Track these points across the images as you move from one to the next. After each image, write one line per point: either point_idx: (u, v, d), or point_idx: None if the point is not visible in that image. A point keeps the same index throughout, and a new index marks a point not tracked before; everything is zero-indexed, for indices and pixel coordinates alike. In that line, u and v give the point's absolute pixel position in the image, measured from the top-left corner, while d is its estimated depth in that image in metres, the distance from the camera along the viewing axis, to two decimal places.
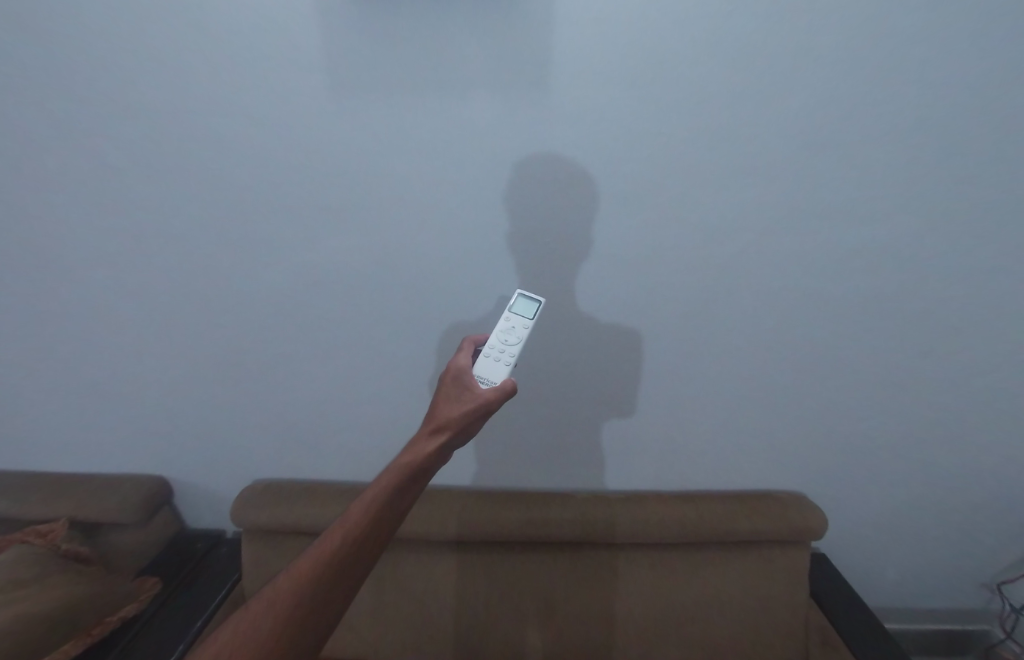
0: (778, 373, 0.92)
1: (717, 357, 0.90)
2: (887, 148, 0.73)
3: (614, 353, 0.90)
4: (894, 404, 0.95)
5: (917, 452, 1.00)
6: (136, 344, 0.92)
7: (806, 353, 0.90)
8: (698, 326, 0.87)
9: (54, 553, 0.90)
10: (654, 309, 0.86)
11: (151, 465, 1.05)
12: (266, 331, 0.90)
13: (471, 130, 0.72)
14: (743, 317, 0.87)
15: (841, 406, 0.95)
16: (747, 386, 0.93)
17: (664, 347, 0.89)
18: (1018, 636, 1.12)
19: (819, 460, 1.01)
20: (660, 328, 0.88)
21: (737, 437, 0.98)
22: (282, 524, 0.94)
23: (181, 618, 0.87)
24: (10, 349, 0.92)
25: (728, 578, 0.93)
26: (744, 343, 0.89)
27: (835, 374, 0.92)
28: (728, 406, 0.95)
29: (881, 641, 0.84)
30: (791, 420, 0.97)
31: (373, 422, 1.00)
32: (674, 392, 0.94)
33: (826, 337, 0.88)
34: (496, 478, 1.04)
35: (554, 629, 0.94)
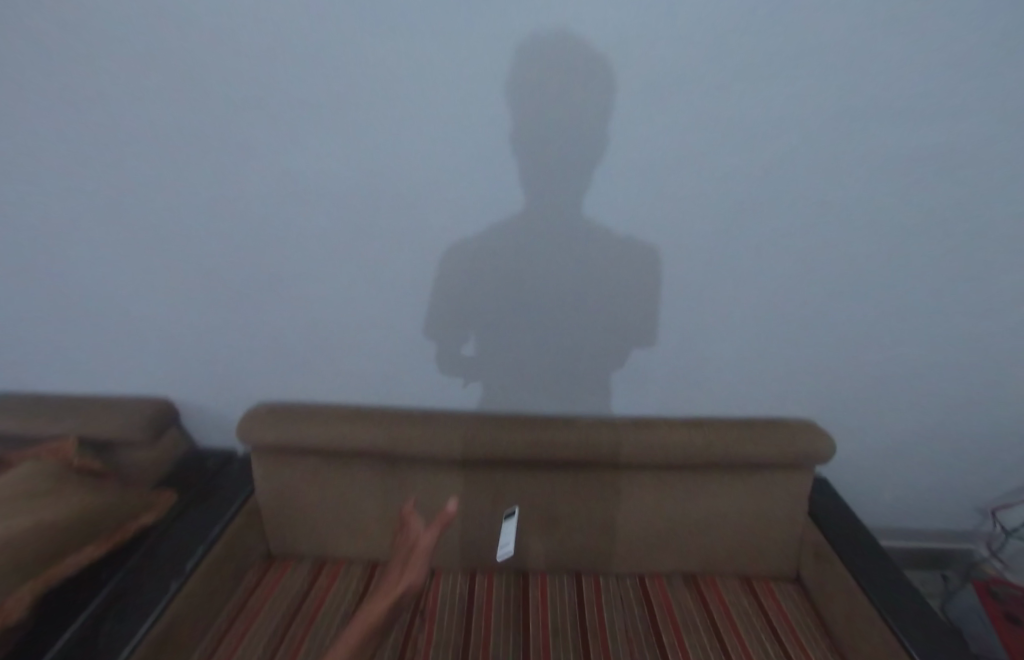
0: (797, 298, 0.87)
1: (734, 280, 0.86)
2: (936, 38, 0.66)
3: (625, 274, 0.85)
4: (913, 332, 0.91)
5: (931, 381, 0.97)
6: (132, 259, 0.90)
7: (828, 277, 0.85)
8: (716, 246, 0.82)
9: (67, 469, 0.90)
10: (670, 225, 0.81)
11: (159, 386, 1.06)
12: (263, 248, 0.87)
13: (478, 15, 0.66)
14: (765, 237, 0.82)
15: (857, 333, 0.92)
16: (763, 312, 0.89)
17: (677, 266, 0.85)
18: (1004, 555, 1.17)
19: (830, 390, 0.99)
20: (676, 246, 0.83)
21: (749, 366, 0.95)
22: (287, 444, 0.94)
23: (197, 529, 0.92)
24: (19, 261, 0.93)
25: (729, 500, 0.95)
26: (763, 264, 0.84)
27: (856, 299, 0.87)
28: (742, 334, 0.92)
29: (880, 559, 0.86)
30: (805, 349, 0.93)
31: (374, 347, 0.97)
32: (687, 317, 0.90)
33: (850, 258, 0.83)
34: (501, 405, 1.03)
35: (556, 540, 0.99)
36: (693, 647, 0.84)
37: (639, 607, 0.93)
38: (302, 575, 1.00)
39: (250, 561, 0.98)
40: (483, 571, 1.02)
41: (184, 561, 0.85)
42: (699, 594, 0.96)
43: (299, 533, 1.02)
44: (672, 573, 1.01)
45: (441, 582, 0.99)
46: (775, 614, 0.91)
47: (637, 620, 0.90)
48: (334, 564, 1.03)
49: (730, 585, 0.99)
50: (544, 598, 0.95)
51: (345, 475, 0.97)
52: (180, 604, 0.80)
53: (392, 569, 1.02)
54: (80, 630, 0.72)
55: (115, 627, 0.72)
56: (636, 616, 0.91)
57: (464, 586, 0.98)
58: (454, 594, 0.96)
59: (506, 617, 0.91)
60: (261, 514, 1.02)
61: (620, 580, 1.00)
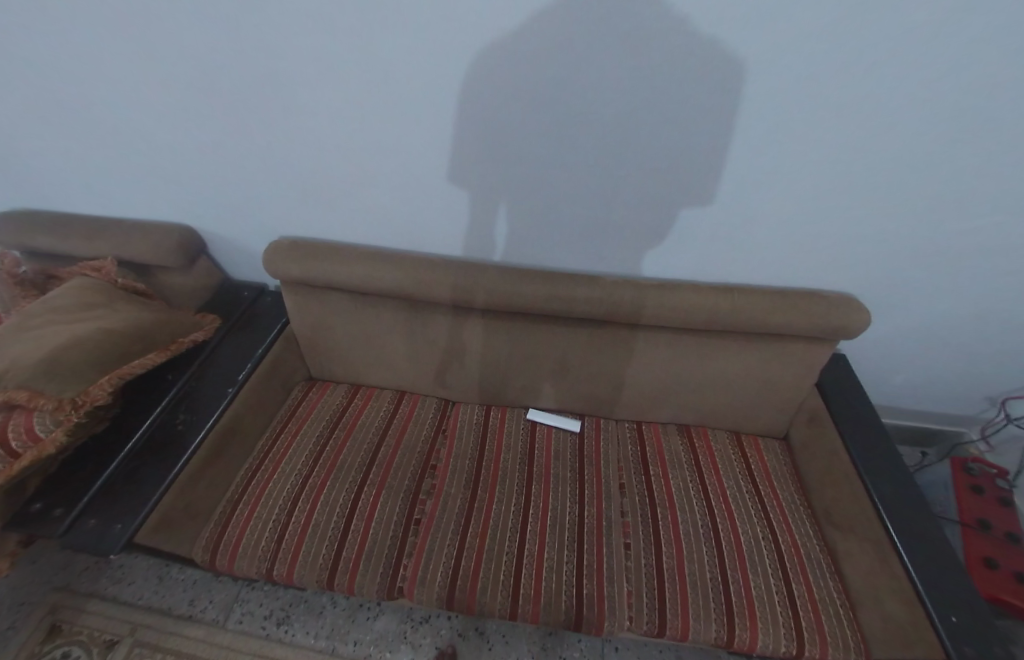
0: (860, 146, 0.77)
1: (796, 118, 0.75)
2: None
3: (668, 102, 0.76)
4: (991, 198, 0.80)
5: (991, 260, 0.89)
6: (123, 59, 0.83)
7: (906, 121, 0.73)
8: (779, 70, 0.70)
9: (114, 287, 0.98)
10: (728, 39, 0.68)
11: (184, 212, 1.07)
12: (269, 50, 0.79)
13: None
14: (849, 61, 0.68)
15: (923, 196, 0.82)
16: (819, 162, 0.80)
17: (727, 98, 0.75)
18: (993, 439, 1.23)
19: (870, 259, 0.93)
20: (730, 71, 0.71)
21: (788, 226, 0.90)
22: (313, 278, 0.96)
23: (244, 348, 1.03)
24: (11, 59, 0.86)
25: (739, 365, 0.98)
26: (830, 99, 0.72)
27: (932, 153, 0.76)
28: (785, 185, 0.84)
29: (875, 437, 0.92)
30: (856, 210, 0.86)
31: (391, 179, 0.94)
32: (732, 162, 0.82)
33: (949, 98, 0.69)
34: (523, 253, 1.02)
35: (565, 386, 1.06)
36: (678, 481, 0.97)
37: (632, 444, 1.05)
38: (340, 395, 1.11)
39: (292, 380, 1.10)
40: (497, 406, 1.13)
41: (237, 373, 0.98)
42: (690, 441, 1.06)
43: (331, 361, 1.11)
44: (668, 422, 1.10)
45: (460, 411, 1.11)
46: (755, 460, 1.02)
47: (628, 454, 1.03)
48: (365, 389, 1.14)
49: (720, 436, 1.08)
50: (550, 434, 1.06)
51: (370, 312, 1.02)
52: (241, 404, 0.95)
53: (417, 398, 1.13)
54: (162, 413, 0.89)
55: (189, 415, 0.90)
56: (628, 450, 1.04)
57: (480, 415, 1.10)
58: (472, 421, 1.08)
59: (517, 443, 1.04)
60: (297, 344, 1.09)
61: (619, 423, 1.10)
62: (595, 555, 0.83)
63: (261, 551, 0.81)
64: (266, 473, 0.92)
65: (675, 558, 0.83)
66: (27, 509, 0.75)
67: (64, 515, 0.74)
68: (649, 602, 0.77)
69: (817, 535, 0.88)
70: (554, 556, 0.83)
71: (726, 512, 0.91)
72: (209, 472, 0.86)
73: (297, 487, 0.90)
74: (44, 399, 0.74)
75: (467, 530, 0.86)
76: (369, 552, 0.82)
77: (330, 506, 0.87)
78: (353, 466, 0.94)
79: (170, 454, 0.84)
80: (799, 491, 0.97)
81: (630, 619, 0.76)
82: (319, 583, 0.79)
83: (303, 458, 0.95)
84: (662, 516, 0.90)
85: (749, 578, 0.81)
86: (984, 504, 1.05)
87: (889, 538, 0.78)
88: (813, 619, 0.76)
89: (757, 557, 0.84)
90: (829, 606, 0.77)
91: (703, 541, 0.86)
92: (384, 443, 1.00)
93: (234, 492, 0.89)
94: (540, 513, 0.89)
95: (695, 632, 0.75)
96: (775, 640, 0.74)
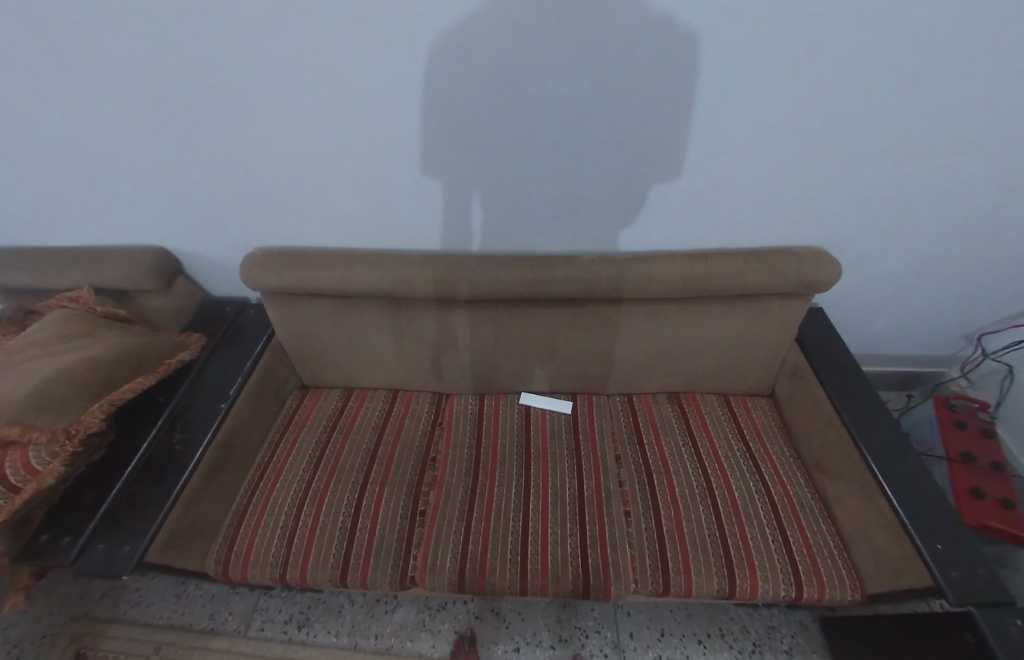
0: (817, 101, 0.78)
1: (750, 82, 0.76)
2: None
3: (623, 78, 0.76)
4: (951, 139, 0.81)
5: (953, 203, 0.91)
6: (68, 83, 0.81)
7: (861, 70, 0.73)
8: (728, 36, 0.71)
9: (94, 315, 0.98)
10: (674, 11, 0.68)
11: (155, 235, 1.06)
12: (219, 64, 0.78)
13: None
14: (793, 22, 0.69)
15: (881, 147, 0.83)
16: (777, 124, 0.81)
17: (680, 69, 0.75)
18: (972, 375, 1.28)
19: (839, 213, 0.95)
20: (682, 36, 0.71)
21: (755, 188, 0.91)
22: (294, 286, 0.96)
23: (233, 362, 1.04)
24: None
25: (721, 328, 1.00)
26: (784, 55, 0.73)
27: (888, 99, 0.77)
28: (748, 147, 0.84)
29: (855, 383, 0.95)
30: (819, 166, 0.87)
31: (359, 178, 0.94)
32: (693, 131, 0.83)
33: (893, 49, 0.71)
34: (500, 241, 1.03)
35: (555, 367, 1.08)
36: (671, 446, 0.99)
37: (625, 416, 1.08)
38: (334, 399, 1.12)
39: (285, 389, 1.11)
40: (490, 393, 1.14)
41: (228, 387, 0.99)
42: (680, 407, 1.09)
43: (322, 367, 1.12)
44: (658, 391, 1.13)
45: (454, 402, 1.12)
46: (743, 418, 1.05)
47: (622, 426, 1.05)
48: (359, 391, 1.15)
49: (709, 400, 1.10)
50: (544, 415, 1.08)
51: (353, 314, 1.02)
52: (235, 418, 0.96)
53: (411, 395, 1.14)
54: (158, 435, 0.90)
55: (185, 434, 0.90)
56: (621, 423, 1.06)
57: (474, 404, 1.12)
58: (467, 411, 1.10)
59: (512, 427, 1.05)
60: (286, 353, 1.10)
61: (610, 398, 1.13)
62: (597, 526, 0.86)
63: (272, 557, 0.83)
64: (269, 483, 0.94)
65: (673, 519, 0.86)
66: (35, 541, 0.76)
67: (73, 542, 0.75)
68: (652, 565, 0.80)
69: (808, 483, 0.91)
70: (558, 530, 0.85)
71: (719, 471, 0.94)
72: (211, 486, 0.87)
73: (301, 493, 0.92)
74: (37, 432, 0.74)
75: (472, 515, 0.88)
76: (378, 546, 0.84)
77: (335, 507, 0.89)
78: (354, 467, 0.96)
79: (170, 473, 0.84)
80: (788, 444, 1.00)
81: (636, 582, 0.79)
82: (333, 582, 0.81)
83: (304, 465, 0.97)
84: (659, 482, 0.92)
85: (745, 530, 0.84)
86: (967, 438, 1.09)
87: (874, 478, 0.82)
88: (809, 563, 0.79)
89: (752, 510, 0.87)
90: (824, 548, 0.81)
91: (699, 501, 0.88)
92: (382, 441, 1.02)
93: (240, 504, 0.90)
94: (540, 492, 0.92)
95: (698, 587, 0.78)
96: (774, 586, 0.77)
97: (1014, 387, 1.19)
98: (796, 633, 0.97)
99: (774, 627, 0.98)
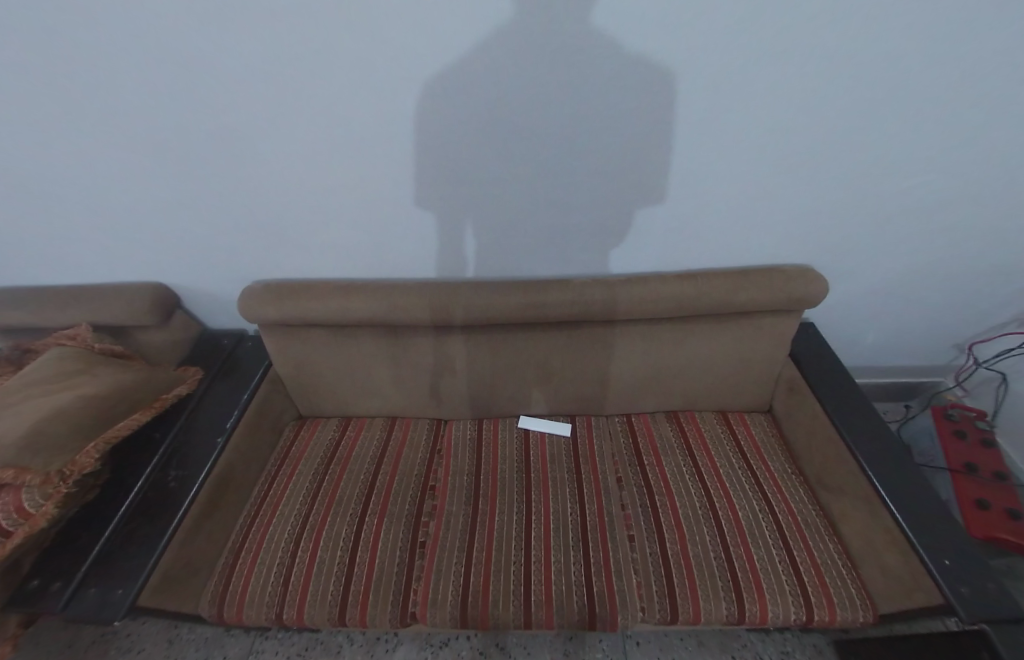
0: (791, 126, 0.82)
1: (726, 112, 0.80)
2: None
3: (605, 112, 0.80)
4: (922, 156, 0.85)
5: (929, 217, 0.95)
6: (74, 127, 0.84)
7: (831, 95, 0.78)
8: (702, 72, 0.75)
9: (92, 352, 0.98)
10: (650, 52, 0.73)
11: (155, 271, 1.08)
12: (223, 110, 0.82)
13: None
14: (762, 57, 0.74)
15: (855, 167, 0.87)
16: (755, 149, 0.85)
17: (660, 102, 0.79)
18: (968, 384, 1.29)
19: (821, 230, 0.98)
20: (661, 70, 0.75)
21: (738, 209, 0.94)
22: (291, 318, 0.97)
23: (230, 395, 1.03)
24: None
25: (715, 346, 1.01)
26: (759, 84, 0.77)
27: (860, 121, 0.81)
28: (731, 169, 0.88)
29: (850, 397, 0.96)
30: (799, 187, 0.91)
31: (355, 210, 0.96)
32: (675, 158, 0.87)
33: (856, 79, 0.76)
34: (494, 267, 1.05)
35: (552, 390, 1.08)
36: (672, 466, 0.99)
37: (624, 437, 1.07)
38: (331, 429, 1.11)
39: (282, 420, 1.10)
40: (489, 418, 1.14)
41: (225, 421, 0.98)
42: (680, 426, 1.08)
43: (320, 397, 1.12)
44: (656, 411, 1.12)
45: (452, 428, 1.12)
46: (743, 435, 1.05)
47: (621, 448, 1.05)
48: (357, 420, 1.15)
49: (708, 418, 1.10)
50: (543, 439, 1.08)
51: (351, 344, 1.03)
52: (232, 452, 0.95)
53: (409, 421, 1.14)
54: (154, 472, 0.89)
55: (181, 471, 0.89)
56: (621, 444, 1.06)
57: (473, 429, 1.11)
58: (466, 437, 1.09)
59: (512, 452, 1.05)
60: (283, 384, 1.10)
61: (609, 418, 1.12)
62: (601, 552, 0.84)
63: (269, 596, 0.80)
64: (265, 518, 0.92)
65: (678, 542, 0.85)
66: (24, 588, 0.73)
67: (63, 588, 0.73)
68: (659, 591, 0.78)
69: (811, 500, 0.90)
70: (561, 558, 0.84)
71: (722, 491, 0.93)
72: (207, 524, 0.86)
73: (298, 528, 0.90)
74: (32, 473, 0.74)
75: (473, 545, 0.86)
76: (377, 581, 0.82)
77: (334, 541, 0.87)
78: (352, 498, 0.95)
79: (165, 512, 0.83)
80: (789, 460, 0.99)
81: (643, 610, 0.77)
82: (331, 620, 0.79)
83: (301, 498, 0.95)
84: (661, 504, 0.91)
85: (751, 551, 0.83)
86: (968, 448, 1.09)
87: (876, 492, 0.81)
88: (818, 584, 0.77)
89: (757, 530, 0.85)
90: (832, 568, 0.79)
91: (703, 522, 0.87)
92: (381, 471, 1.01)
93: (235, 541, 0.89)
94: (542, 518, 0.90)
95: (706, 614, 0.76)
96: (784, 608, 0.75)
97: (1008, 394, 1.20)
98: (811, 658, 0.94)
99: (789, 652, 0.95)
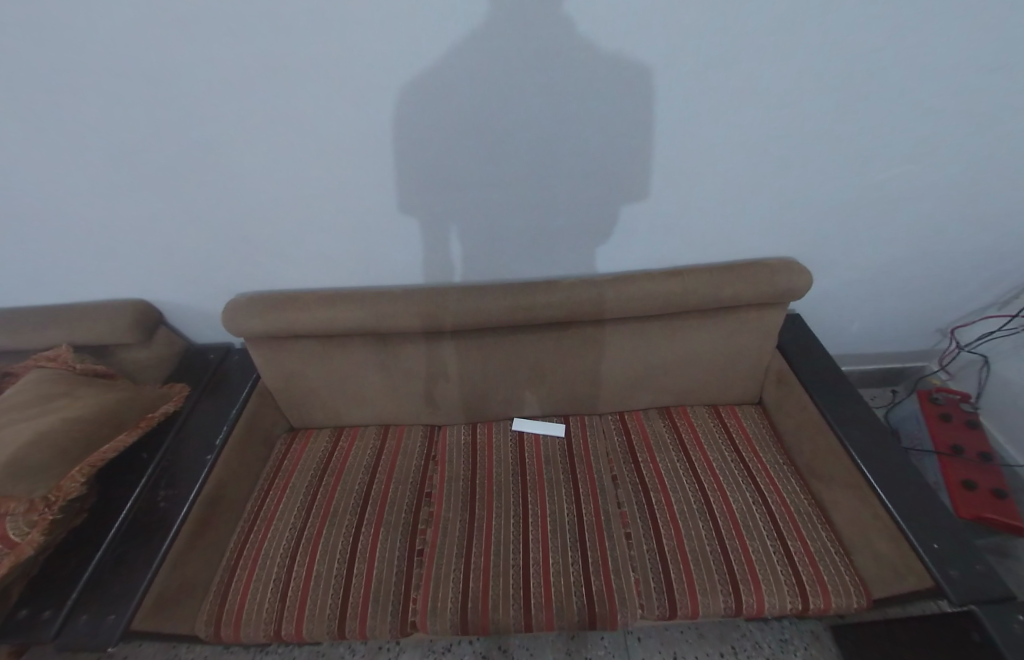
0: (768, 124, 0.83)
1: (704, 115, 0.81)
2: None
3: (586, 115, 0.81)
4: (895, 147, 0.87)
5: (907, 207, 0.96)
6: (41, 145, 0.82)
7: (804, 92, 0.79)
8: (678, 74, 0.76)
9: (74, 373, 0.96)
10: (627, 57, 0.74)
11: (136, 288, 1.06)
12: (201, 128, 0.81)
13: None
14: (737, 60, 0.75)
15: (832, 162, 0.89)
16: (735, 147, 0.86)
17: (640, 105, 0.80)
18: (951, 367, 1.32)
19: (802, 224, 0.99)
20: (637, 72, 0.76)
21: (722, 206, 0.95)
22: (278, 329, 0.95)
23: (218, 410, 1.02)
24: None
25: (704, 340, 1.01)
26: (735, 82, 0.78)
27: (836, 115, 0.82)
28: (712, 167, 0.89)
29: (836, 388, 0.97)
30: (779, 182, 0.92)
31: (340, 221, 0.95)
32: (657, 160, 0.87)
33: (828, 77, 0.77)
34: (484, 271, 1.05)
35: (546, 391, 1.08)
36: (665, 463, 0.99)
37: (618, 434, 1.08)
38: (324, 441, 1.10)
39: (274, 434, 1.09)
40: (483, 422, 1.14)
41: (213, 438, 0.97)
42: (673, 422, 1.09)
43: (312, 409, 1.11)
44: (649, 407, 1.13)
45: (447, 433, 1.12)
46: (734, 428, 1.06)
47: (616, 445, 1.05)
48: (349, 429, 1.14)
49: (700, 412, 1.11)
50: (537, 440, 1.08)
51: (340, 353, 1.02)
52: (223, 469, 0.94)
53: (403, 429, 1.13)
54: (142, 494, 0.87)
55: (170, 491, 0.88)
56: (615, 442, 1.06)
57: (467, 434, 1.11)
58: (460, 442, 1.09)
59: (507, 455, 1.05)
60: (273, 397, 1.09)
61: (603, 417, 1.13)
62: (599, 551, 0.85)
63: (266, 613, 0.79)
64: (260, 533, 0.91)
65: (675, 537, 0.85)
66: (14, 617, 0.72)
67: (55, 614, 0.72)
68: (657, 588, 0.79)
69: (803, 491, 0.91)
70: (560, 560, 0.84)
71: (715, 484, 0.94)
72: (201, 543, 0.85)
73: (293, 541, 0.89)
74: (16, 501, 0.73)
75: (471, 551, 0.86)
76: (376, 592, 0.81)
77: (330, 553, 0.87)
78: (348, 509, 0.94)
79: (155, 533, 0.82)
80: (781, 452, 1.00)
81: (642, 607, 0.77)
82: (331, 633, 0.78)
83: (296, 511, 0.94)
84: (657, 500, 0.92)
85: (746, 543, 0.84)
86: (952, 430, 1.11)
87: (865, 481, 0.83)
88: (812, 572, 0.78)
89: (751, 524, 0.86)
90: (825, 556, 0.81)
91: (698, 518, 0.88)
92: (376, 480, 1.00)
93: (230, 558, 0.87)
94: (539, 520, 0.90)
95: (705, 607, 0.77)
96: (780, 598, 0.77)
97: (991, 376, 1.23)
98: (808, 644, 0.95)
99: (786, 640, 0.96)
